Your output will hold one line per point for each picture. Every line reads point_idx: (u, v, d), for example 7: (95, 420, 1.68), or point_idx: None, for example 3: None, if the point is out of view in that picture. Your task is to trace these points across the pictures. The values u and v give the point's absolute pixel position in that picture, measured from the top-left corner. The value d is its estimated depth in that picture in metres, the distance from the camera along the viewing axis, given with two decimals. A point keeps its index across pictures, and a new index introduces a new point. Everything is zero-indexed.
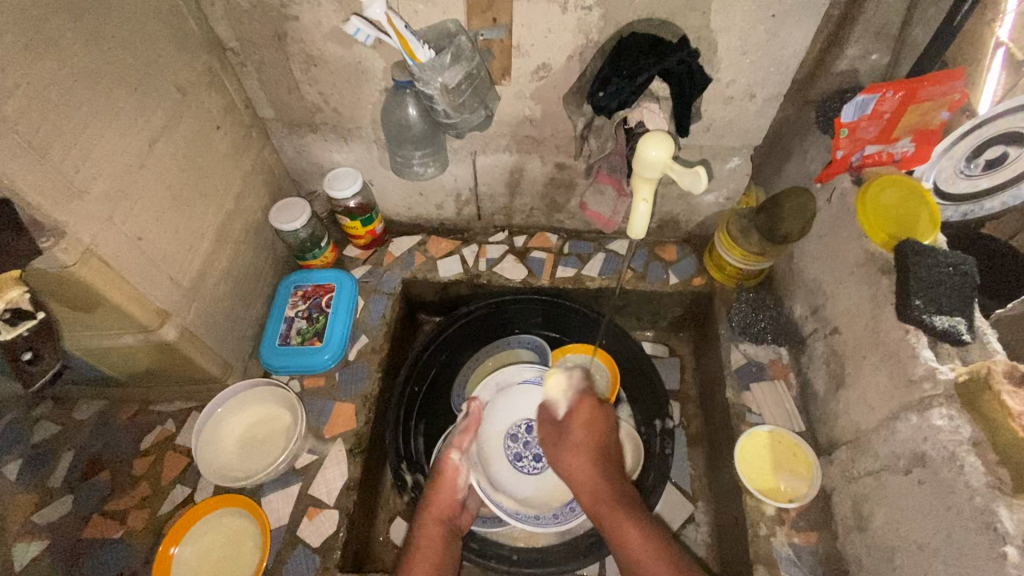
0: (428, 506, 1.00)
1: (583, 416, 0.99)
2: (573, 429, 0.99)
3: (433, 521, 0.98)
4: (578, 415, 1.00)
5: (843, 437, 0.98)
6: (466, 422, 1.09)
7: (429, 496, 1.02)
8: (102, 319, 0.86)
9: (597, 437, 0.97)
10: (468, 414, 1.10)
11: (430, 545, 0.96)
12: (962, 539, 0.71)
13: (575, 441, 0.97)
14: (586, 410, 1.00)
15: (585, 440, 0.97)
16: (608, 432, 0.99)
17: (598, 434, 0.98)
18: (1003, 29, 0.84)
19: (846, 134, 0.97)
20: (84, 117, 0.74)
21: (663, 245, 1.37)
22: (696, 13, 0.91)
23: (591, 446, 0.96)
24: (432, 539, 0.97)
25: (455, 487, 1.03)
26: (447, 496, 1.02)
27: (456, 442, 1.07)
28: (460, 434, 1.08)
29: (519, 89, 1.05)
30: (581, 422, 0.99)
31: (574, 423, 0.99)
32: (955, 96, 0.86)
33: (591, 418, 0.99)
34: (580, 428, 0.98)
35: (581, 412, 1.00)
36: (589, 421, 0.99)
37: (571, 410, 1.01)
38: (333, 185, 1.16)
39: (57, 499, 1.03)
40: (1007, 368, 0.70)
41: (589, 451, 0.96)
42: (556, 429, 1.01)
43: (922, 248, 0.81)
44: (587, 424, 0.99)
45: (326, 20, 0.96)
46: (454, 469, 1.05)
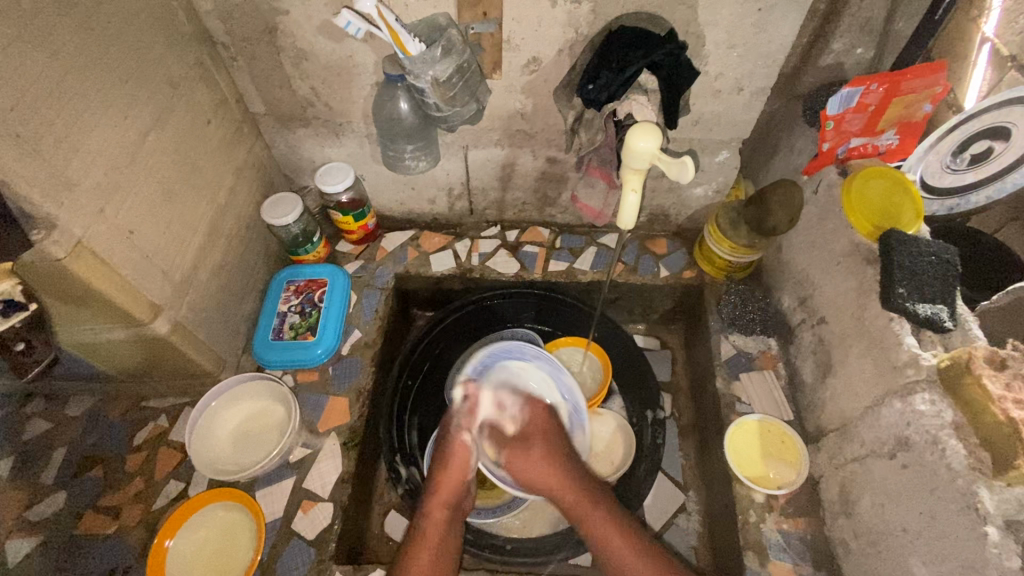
0: (436, 490, 0.96)
1: (538, 429, 0.99)
2: (532, 441, 0.97)
3: (440, 506, 0.95)
4: (533, 428, 0.99)
5: (830, 424, 1.00)
6: (466, 406, 1.01)
7: (438, 479, 0.97)
8: (94, 312, 0.86)
9: (556, 448, 0.97)
10: (468, 398, 1.01)
11: (436, 530, 0.93)
12: (945, 521, 0.73)
13: (537, 456, 0.95)
14: (539, 422, 1.00)
15: (545, 451, 0.96)
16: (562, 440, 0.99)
17: (556, 442, 0.98)
18: (988, 26, 0.88)
19: (832, 126, 0.98)
20: (75, 109, 0.74)
21: (654, 239, 1.39)
22: (684, 7, 0.92)
23: (555, 454, 0.96)
24: (438, 528, 0.94)
25: (464, 470, 0.97)
26: (456, 479, 0.97)
27: (461, 424, 0.99)
28: (467, 417, 1.00)
29: (510, 83, 1.06)
30: (538, 436, 0.98)
31: (533, 437, 0.98)
32: (937, 89, 0.89)
33: (544, 432, 0.99)
34: (539, 442, 0.97)
35: (535, 423, 1.00)
36: (544, 433, 0.99)
37: (524, 423, 1.00)
38: (325, 180, 1.16)
39: (50, 496, 1.02)
40: (987, 353, 0.72)
41: (552, 460, 0.95)
42: (515, 444, 0.97)
43: (906, 237, 0.84)
44: (545, 437, 0.98)
45: (317, 13, 0.96)
46: (465, 449, 0.98)
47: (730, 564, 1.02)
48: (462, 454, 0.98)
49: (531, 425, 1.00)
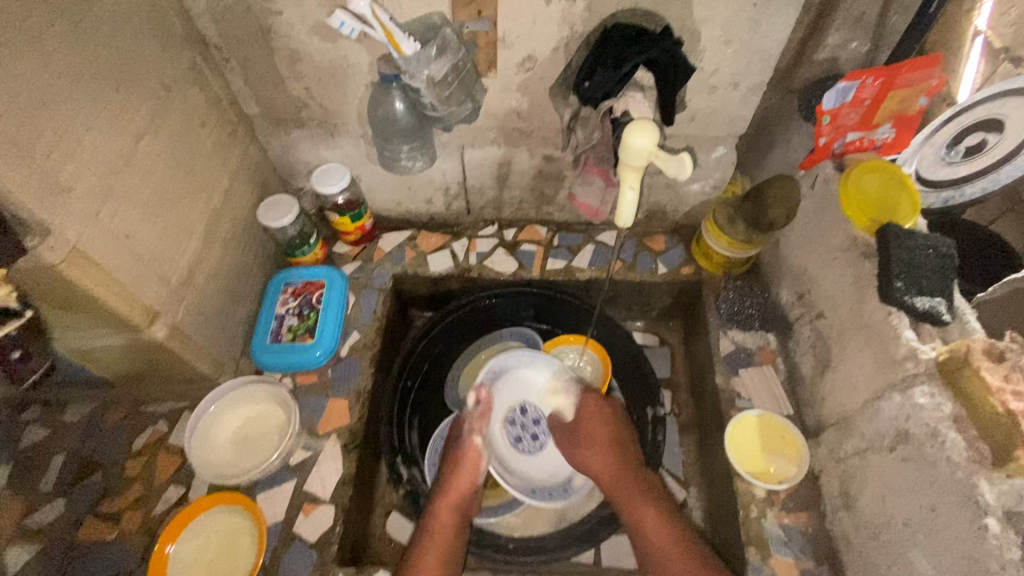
0: (445, 492, 0.98)
1: (601, 411, 1.07)
2: (590, 417, 1.06)
3: (449, 507, 0.97)
4: (592, 412, 1.07)
5: (830, 418, 1.00)
6: (479, 410, 1.06)
7: (447, 482, 0.99)
8: (90, 318, 0.85)
9: (616, 433, 1.05)
10: (481, 401, 1.07)
11: (445, 529, 0.94)
12: (945, 513, 0.73)
13: (597, 439, 1.04)
14: (598, 406, 1.08)
15: (602, 434, 1.04)
16: (621, 426, 1.06)
17: (619, 427, 1.06)
18: (981, 18, 0.89)
19: (828, 121, 0.97)
20: (67, 114, 0.73)
21: (652, 236, 1.38)
22: (679, 3, 0.92)
23: (608, 436, 1.04)
24: (447, 526, 0.95)
25: (476, 471, 1.01)
26: (466, 481, 1.00)
27: (474, 427, 1.05)
28: (480, 419, 1.05)
29: (505, 81, 1.06)
30: (599, 417, 1.06)
31: (592, 416, 1.06)
32: (932, 82, 0.88)
33: (608, 412, 1.07)
34: (598, 422, 1.06)
35: (593, 409, 1.07)
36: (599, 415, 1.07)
37: (581, 405, 1.09)
38: (321, 181, 1.15)
39: (49, 503, 1.02)
40: (985, 346, 0.72)
41: (607, 444, 1.03)
42: (575, 426, 1.08)
43: (903, 232, 0.84)
44: (603, 419, 1.06)
45: (311, 14, 0.95)
46: (477, 451, 1.02)
47: (732, 559, 1.02)
48: (474, 454, 1.02)
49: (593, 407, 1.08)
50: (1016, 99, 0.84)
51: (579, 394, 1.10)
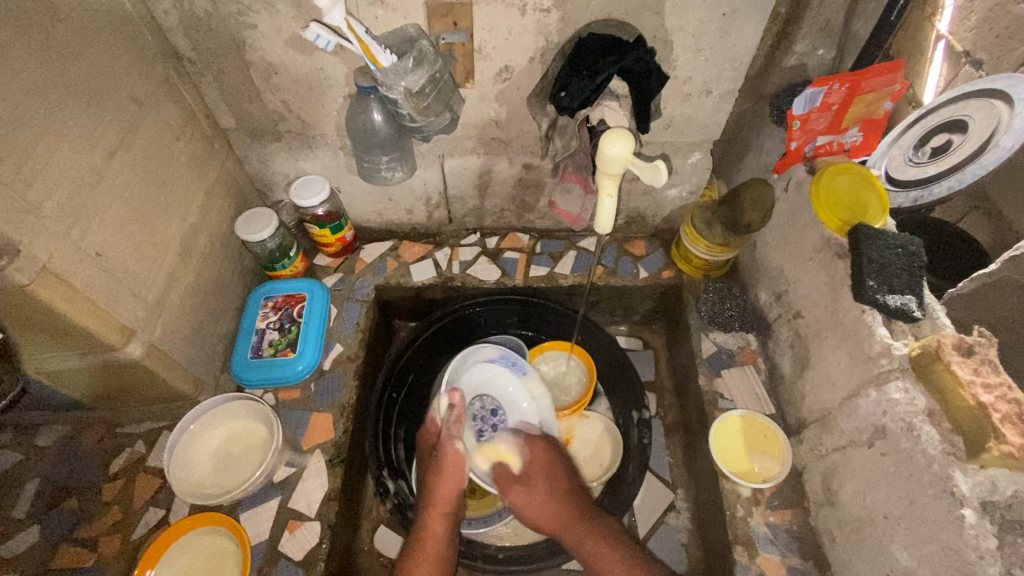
0: (433, 502, 0.97)
1: (540, 469, 1.04)
2: (532, 476, 1.03)
3: (439, 517, 0.96)
4: (533, 467, 1.04)
5: (810, 416, 1.02)
6: (454, 415, 1.03)
7: (432, 491, 0.98)
8: (62, 338, 0.83)
9: (558, 483, 1.02)
10: (454, 407, 1.04)
11: (434, 539, 0.93)
12: (923, 505, 0.75)
13: (539, 493, 1.00)
14: (539, 463, 1.05)
15: (548, 488, 1.01)
16: (565, 473, 1.04)
17: (559, 482, 1.02)
18: (942, 23, 0.93)
19: (799, 125, 1.02)
20: (35, 133, 0.72)
21: (632, 241, 1.41)
22: (651, 13, 0.94)
23: (552, 490, 1.01)
24: (437, 536, 0.94)
25: (460, 479, 0.99)
26: (451, 490, 0.98)
27: (453, 434, 1.03)
28: (457, 424, 1.03)
29: (482, 91, 1.07)
30: (540, 471, 1.03)
31: (530, 474, 1.03)
32: (895, 88, 0.92)
33: (546, 466, 1.04)
34: (538, 477, 1.02)
35: (535, 462, 1.05)
36: (545, 469, 1.04)
37: (527, 466, 1.05)
38: (299, 194, 1.14)
39: (23, 531, 0.98)
40: (955, 341, 0.74)
41: (556, 495, 1.00)
42: (518, 485, 1.02)
43: (873, 231, 0.86)
44: (546, 473, 1.03)
45: (285, 27, 0.95)
46: (458, 458, 1.00)
47: (719, 560, 1.03)
48: (456, 465, 0.99)
49: (532, 454, 1.06)
50: (975, 99, 0.84)
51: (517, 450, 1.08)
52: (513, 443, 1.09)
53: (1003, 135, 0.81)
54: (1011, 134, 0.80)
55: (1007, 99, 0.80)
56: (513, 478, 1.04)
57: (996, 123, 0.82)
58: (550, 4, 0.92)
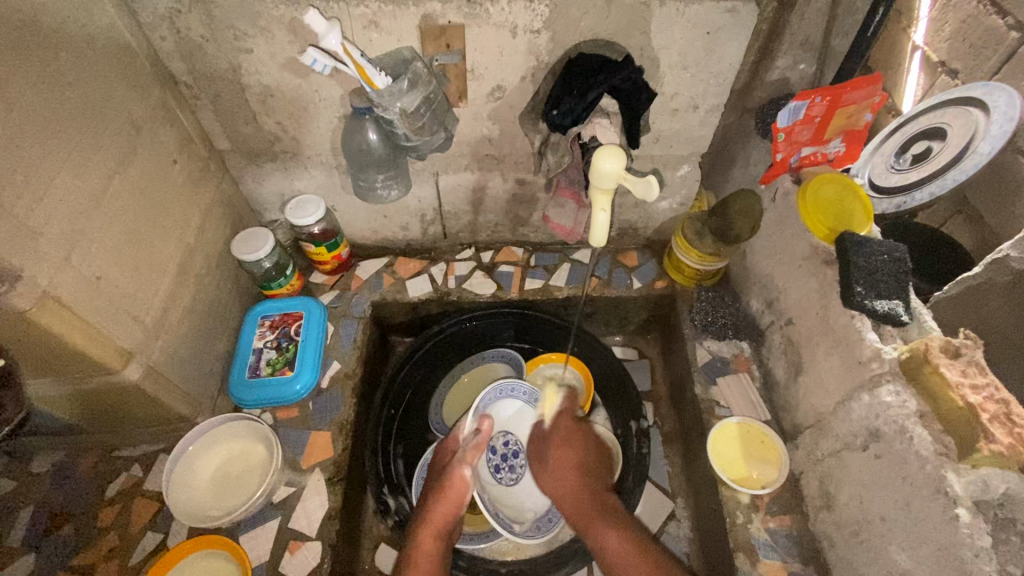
0: (426, 522, 0.93)
1: (563, 434, 1.02)
2: (556, 436, 1.02)
3: (432, 536, 0.92)
4: (556, 437, 1.02)
5: (805, 421, 1.03)
6: (477, 440, 1.00)
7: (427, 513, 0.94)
8: (62, 363, 0.83)
9: (584, 454, 0.99)
10: (481, 431, 1.01)
11: (425, 561, 0.89)
12: (919, 506, 0.76)
13: (557, 463, 0.99)
14: (564, 429, 1.03)
15: (565, 461, 0.99)
16: (591, 453, 0.99)
17: (585, 454, 0.99)
18: (919, 35, 0.97)
19: (783, 138, 1.05)
20: (36, 159, 0.73)
21: (625, 252, 1.43)
22: (638, 33, 0.97)
23: (580, 455, 0.99)
24: (429, 559, 0.89)
25: (459, 502, 0.95)
26: (449, 512, 0.94)
27: (466, 458, 0.98)
28: (474, 450, 0.99)
29: (476, 110, 1.09)
30: (568, 442, 1.01)
31: (560, 438, 1.02)
32: (875, 99, 0.97)
33: (578, 436, 1.02)
34: (559, 446, 1.01)
35: (562, 430, 1.03)
36: (569, 442, 1.01)
37: (552, 428, 1.04)
38: (296, 213, 1.15)
39: (18, 559, 0.97)
40: (942, 343, 0.76)
41: (579, 464, 0.98)
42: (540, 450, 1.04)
43: (859, 239, 0.89)
44: (568, 443, 1.01)
45: (281, 51, 0.97)
46: (462, 480, 0.96)
47: (722, 568, 1.04)
48: (459, 486, 0.95)
49: (567, 423, 1.04)
50: (953, 107, 0.88)
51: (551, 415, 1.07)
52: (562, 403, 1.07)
53: (980, 141, 0.83)
54: (988, 141, 0.82)
55: (983, 107, 0.83)
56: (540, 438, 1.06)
57: (973, 130, 0.84)
58: (540, 26, 0.95)
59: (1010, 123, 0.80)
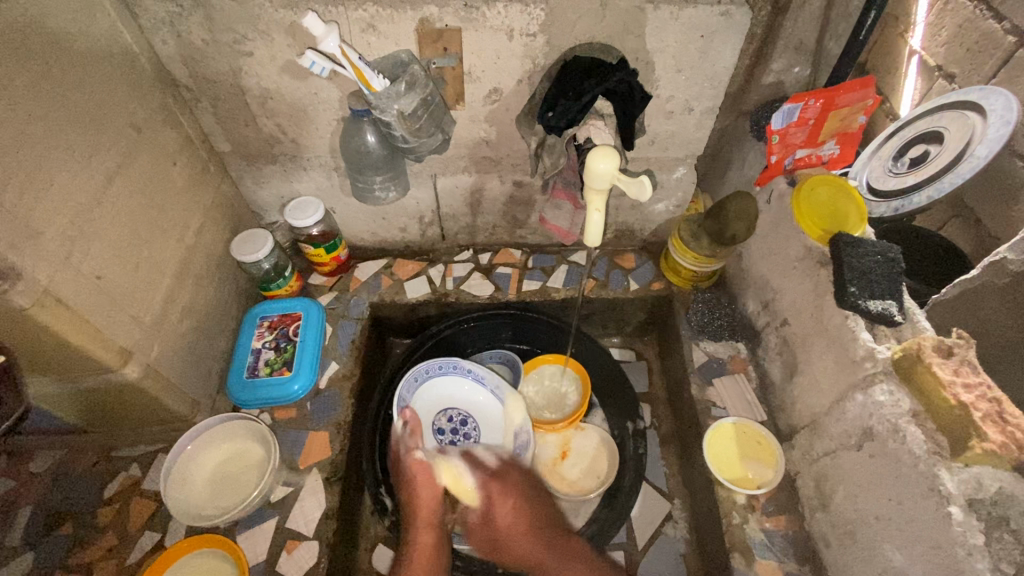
0: (415, 516, 0.93)
1: (502, 490, 0.95)
2: (494, 493, 0.94)
3: (426, 527, 0.92)
4: (494, 499, 0.94)
5: (801, 421, 1.04)
6: (410, 428, 1.04)
7: (413, 510, 0.94)
8: (61, 362, 0.84)
9: (525, 503, 0.92)
10: (408, 420, 1.05)
11: (425, 552, 0.88)
12: (913, 504, 0.76)
13: (505, 527, 0.89)
14: (495, 490, 0.95)
15: (513, 521, 0.89)
16: (530, 498, 0.93)
17: (530, 500, 0.93)
18: (915, 40, 0.98)
19: (777, 140, 1.05)
20: (38, 160, 0.74)
21: (622, 254, 1.44)
22: (632, 36, 0.98)
23: (523, 507, 0.92)
24: (429, 549, 0.89)
25: (436, 483, 0.96)
26: (430, 496, 0.95)
27: (411, 445, 1.01)
28: (413, 436, 1.03)
29: (473, 113, 1.10)
30: (508, 489, 0.95)
31: (496, 497, 0.94)
32: (869, 102, 0.96)
33: (511, 488, 0.95)
34: (502, 504, 0.93)
35: (496, 495, 0.94)
36: (508, 497, 0.93)
37: (485, 497, 0.94)
38: (295, 215, 1.16)
39: (16, 559, 0.98)
40: (934, 343, 0.77)
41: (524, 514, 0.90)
42: (483, 528, 0.91)
43: (853, 240, 0.89)
44: (506, 502, 0.93)
45: (280, 53, 0.98)
46: (423, 465, 0.98)
47: (718, 569, 1.04)
48: (422, 472, 0.97)
49: (494, 480, 0.96)
50: (951, 111, 0.89)
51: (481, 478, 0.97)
52: (472, 476, 0.98)
53: (977, 145, 0.83)
54: (985, 144, 0.82)
55: (980, 111, 0.84)
56: (480, 525, 0.91)
57: (970, 133, 0.85)
58: (536, 30, 0.96)
59: (1007, 126, 0.80)
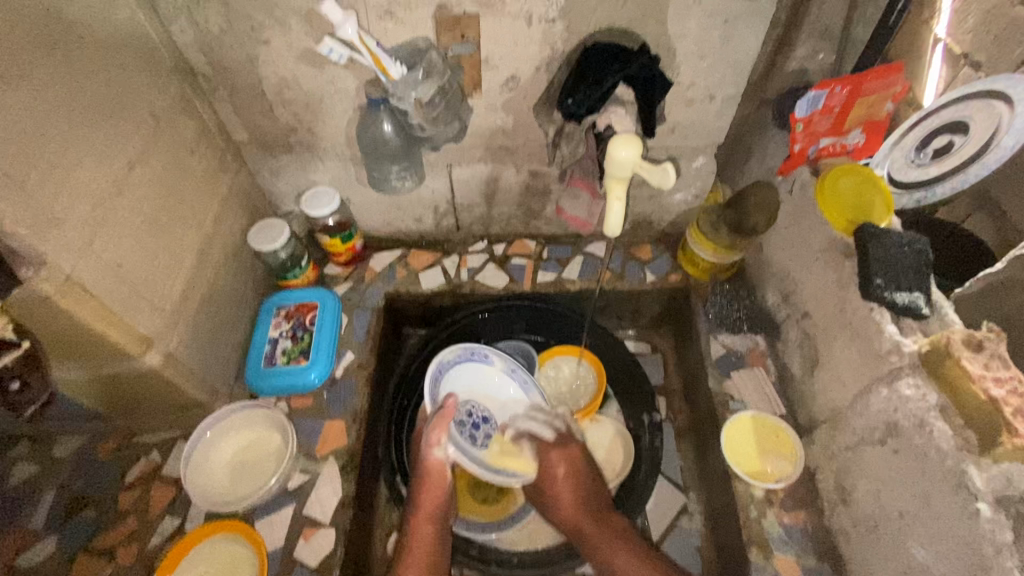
0: (416, 509, 0.95)
1: (564, 462, 1.02)
2: (554, 465, 1.02)
3: (425, 522, 0.94)
4: (554, 470, 1.01)
5: (821, 415, 1.02)
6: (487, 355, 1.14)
7: (416, 496, 0.95)
8: (83, 349, 0.85)
9: (577, 480, 1.00)
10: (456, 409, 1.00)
11: (422, 549, 0.92)
12: (939, 500, 0.75)
13: (562, 491, 1.00)
14: (557, 462, 1.02)
15: (570, 494, 0.99)
16: (591, 480, 1.01)
17: (585, 478, 1.01)
18: (941, 26, 0.94)
19: (802, 128, 1.02)
20: (61, 147, 0.75)
21: (638, 245, 1.42)
22: (653, 22, 0.96)
23: (577, 484, 1.00)
24: (427, 541, 0.93)
25: (443, 485, 0.96)
26: (435, 495, 0.95)
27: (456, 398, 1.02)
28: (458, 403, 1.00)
29: (489, 101, 1.09)
30: (565, 462, 1.02)
31: (552, 469, 1.01)
32: (896, 89, 0.94)
33: (572, 461, 1.02)
34: (562, 467, 1.01)
35: (556, 468, 1.01)
36: (567, 465, 1.02)
37: (542, 466, 1.02)
38: (311, 204, 1.16)
39: (42, 540, 1.00)
40: (964, 336, 0.74)
41: (573, 488, 0.99)
42: (541, 490, 1.02)
43: (878, 231, 0.87)
44: (567, 472, 1.01)
45: (298, 41, 0.98)
46: (439, 465, 0.96)
47: (735, 563, 1.03)
48: (438, 474, 0.96)
49: (555, 452, 1.03)
50: (975, 100, 0.85)
51: (547, 443, 1.04)
52: (534, 450, 1.04)
53: (1004, 136, 0.82)
54: (1010, 136, 0.81)
55: (1006, 99, 0.81)
56: (536, 487, 1.03)
57: (996, 125, 0.83)
58: (555, 15, 0.94)
59: None
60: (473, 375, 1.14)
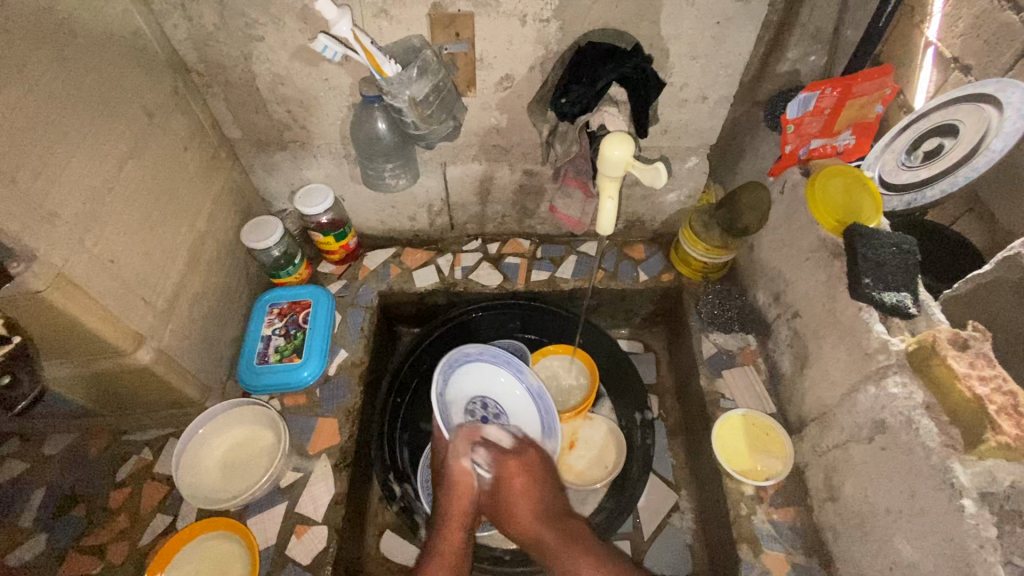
0: (447, 516, 0.91)
1: (523, 468, 0.95)
2: (512, 475, 0.94)
3: (459, 528, 0.91)
4: (511, 474, 0.94)
5: (810, 414, 1.03)
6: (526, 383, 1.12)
7: (448, 505, 0.93)
8: (74, 346, 0.84)
9: (536, 489, 0.93)
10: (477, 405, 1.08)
11: (454, 551, 0.89)
12: (924, 496, 0.76)
13: (517, 491, 0.92)
14: (514, 470, 0.94)
15: (528, 504, 0.91)
16: (551, 491, 0.94)
17: (540, 483, 0.94)
18: (931, 31, 0.96)
19: (793, 129, 1.05)
20: (54, 143, 0.74)
21: (631, 245, 1.43)
22: (647, 23, 0.97)
23: (534, 491, 0.93)
24: (455, 550, 0.89)
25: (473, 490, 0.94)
26: (465, 504, 0.93)
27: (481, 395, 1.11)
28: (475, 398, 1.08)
29: (484, 100, 1.09)
30: (522, 469, 0.94)
31: (512, 478, 0.93)
32: (886, 91, 0.94)
33: (528, 465, 0.96)
34: (518, 473, 0.94)
35: (510, 471, 0.94)
36: (527, 475, 0.94)
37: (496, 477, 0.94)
38: (305, 202, 1.16)
39: (31, 538, 0.99)
40: (950, 335, 0.75)
41: (530, 500, 0.91)
42: (493, 501, 0.94)
43: (867, 231, 0.88)
44: (523, 481, 0.93)
45: (292, 38, 0.98)
46: (466, 472, 0.94)
47: (725, 560, 1.04)
48: (465, 479, 0.94)
49: (512, 459, 0.95)
50: (965, 104, 0.86)
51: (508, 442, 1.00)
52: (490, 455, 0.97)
53: (993, 139, 0.82)
54: (1001, 138, 0.81)
55: (996, 103, 0.82)
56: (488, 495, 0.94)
57: (985, 128, 0.83)
58: (549, 15, 0.95)
59: None
60: (492, 377, 1.16)
